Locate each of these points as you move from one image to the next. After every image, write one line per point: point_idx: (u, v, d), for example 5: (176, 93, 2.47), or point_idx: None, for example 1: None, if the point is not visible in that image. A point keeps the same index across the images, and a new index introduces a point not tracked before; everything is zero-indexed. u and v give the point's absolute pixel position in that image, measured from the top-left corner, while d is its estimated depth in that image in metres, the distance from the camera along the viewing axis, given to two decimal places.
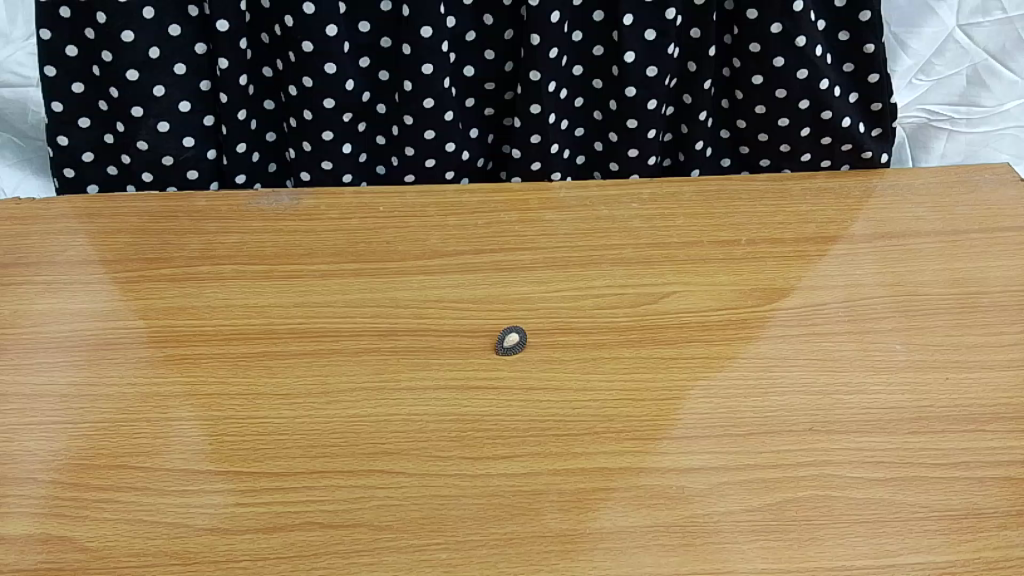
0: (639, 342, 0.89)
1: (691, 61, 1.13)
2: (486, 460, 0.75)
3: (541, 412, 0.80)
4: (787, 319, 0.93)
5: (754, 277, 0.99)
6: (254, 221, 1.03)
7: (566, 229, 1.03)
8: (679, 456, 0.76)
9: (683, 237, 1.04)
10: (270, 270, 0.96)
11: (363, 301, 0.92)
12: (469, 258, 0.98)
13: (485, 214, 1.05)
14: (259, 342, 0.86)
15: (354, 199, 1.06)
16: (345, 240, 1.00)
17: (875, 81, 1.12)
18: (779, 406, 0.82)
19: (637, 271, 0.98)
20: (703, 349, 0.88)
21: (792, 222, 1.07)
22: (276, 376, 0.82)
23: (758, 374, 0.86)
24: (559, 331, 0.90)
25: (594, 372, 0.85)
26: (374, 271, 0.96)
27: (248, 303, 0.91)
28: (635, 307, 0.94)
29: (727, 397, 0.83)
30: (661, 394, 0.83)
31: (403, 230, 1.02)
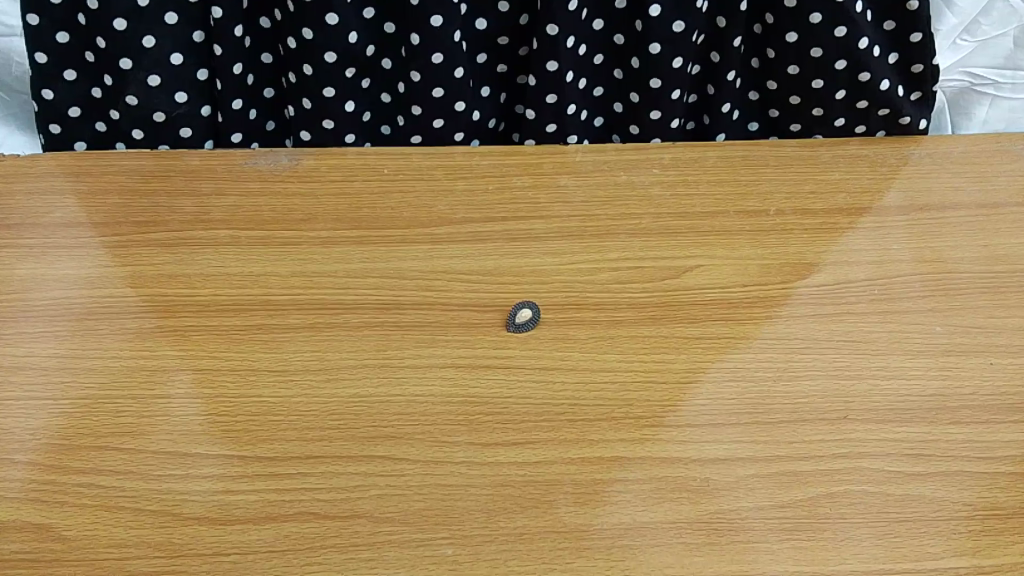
0: (660, 319, 0.83)
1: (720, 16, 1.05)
2: (494, 446, 0.70)
3: (554, 394, 0.75)
4: (819, 298, 0.87)
5: (783, 250, 0.92)
6: (251, 183, 0.97)
7: (581, 196, 0.97)
8: (703, 445, 0.71)
9: (707, 207, 0.97)
10: (266, 236, 0.90)
11: (365, 271, 0.86)
12: (479, 226, 0.92)
13: (495, 179, 0.98)
14: (254, 313, 0.81)
15: (357, 160, 1.00)
16: (347, 205, 0.94)
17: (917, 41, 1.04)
18: (809, 391, 0.77)
19: (657, 243, 0.92)
20: (729, 329, 0.82)
21: (823, 192, 1.00)
22: (272, 351, 0.77)
23: (787, 356, 0.80)
24: (575, 307, 0.84)
25: (612, 352, 0.79)
26: (377, 239, 0.90)
27: (242, 272, 0.86)
28: (656, 282, 0.88)
29: (754, 380, 0.77)
30: (682, 376, 0.77)
31: (409, 195, 0.96)
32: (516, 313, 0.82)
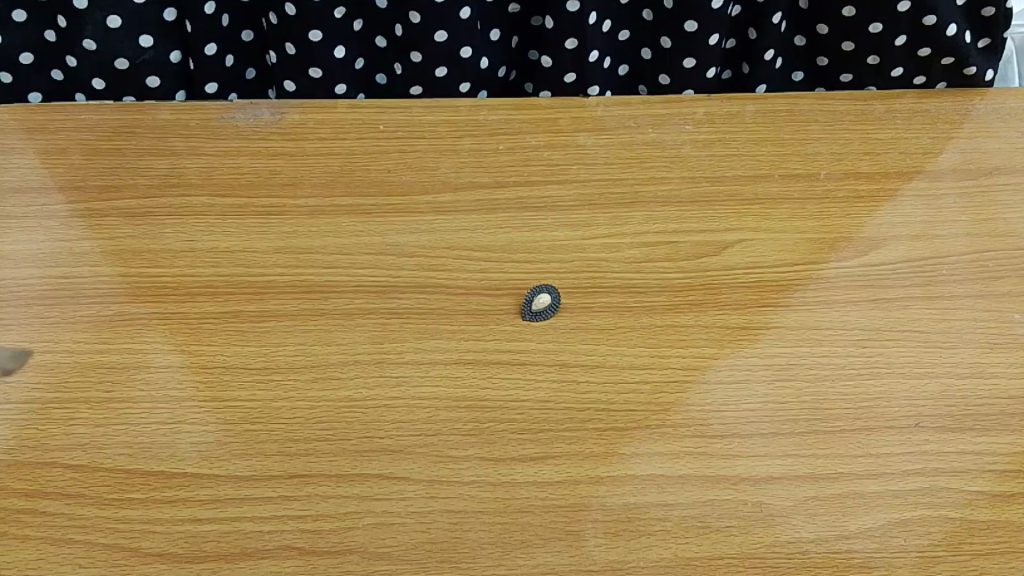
0: (699, 305, 0.72)
1: None
2: (510, 463, 0.59)
3: (579, 397, 0.64)
4: (879, 280, 0.76)
5: (837, 222, 0.81)
6: (226, 141, 0.84)
7: (605, 157, 0.85)
8: (753, 460, 0.61)
9: (748, 170, 0.85)
10: (245, 204, 0.78)
11: (358, 246, 0.75)
12: (488, 193, 0.81)
13: (507, 137, 0.86)
14: (229, 297, 0.70)
15: (348, 114, 0.87)
16: (337, 167, 0.82)
17: None
18: (872, 393, 0.66)
19: (693, 213, 0.81)
20: (779, 318, 0.71)
21: (879, 153, 0.88)
22: (249, 345, 0.66)
23: (847, 350, 0.69)
24: (600, 290, 0.73)
25: (644, 344, 0.69)
26: (372, 210, 0.78)
27: (217, 247, 0.74)
28: (693, 260, 0.76)
29: (808, 379, 0.67)
30: (726, 374, 0.67)
31: (407, 155, 0.84)
32: (534, 296, 0.71)
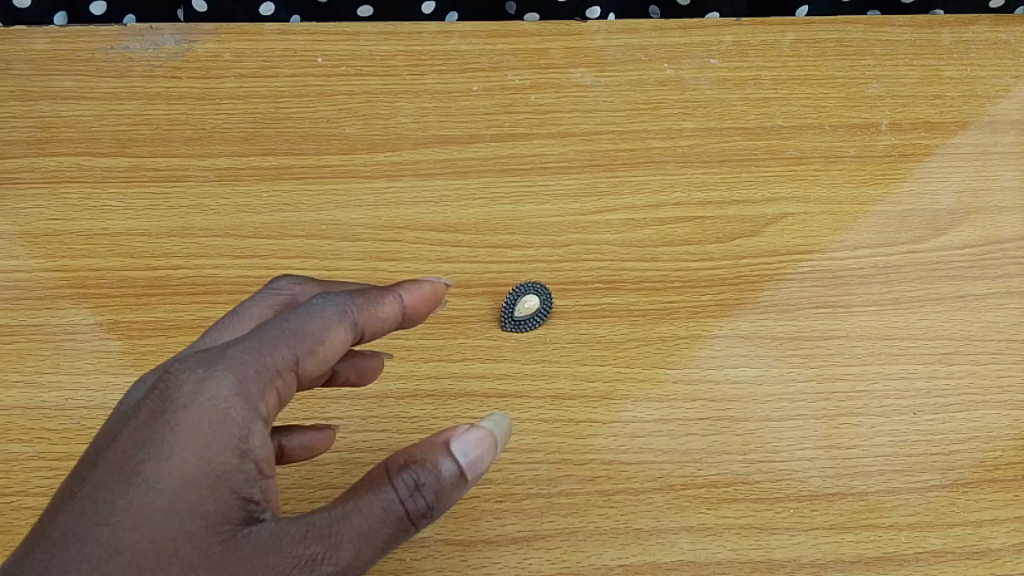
0: (734, 307, 0.55)
1: None
2: (483, 548, 0.44)
3: (578, 444, 0.47)
4: (964, 268, 0.58)
5: (905, 189, 0.63)
6: (116, 81, 0.65)
7: (608, 101, 0.66)
8: (814, 537, 0.45)
9: (791, 117, 0.67)
10: (136, 168, 0.60)
11: (284, 226, 0.56)
12: (458, 151, 0.62)
13: (482, 73, 0.66)
14: (104, 304, 0.52)
15: (276, 43, 0.67)
16: (259, 116, 0.63)
17: None
18: (965, 430, 0.50)
19: (723, 177, 0.62)
20: (840, 325, 0.54)
21: (952, 96, 0.70)
22: (128, 374, 0.49)
23: (929, 369, 0.52)
24: (602, 286, 0.55)
25: (663, 362, 0.51)
26: (305, 175, 0.59)
27: (92, 230, 0.56)
28: (724, 242, 0.58)
29: (881, 415, 0.50)
30: (773, 408, 0.50)
31: (352, 99, 0.64)
32: (516, 301, 0.53)
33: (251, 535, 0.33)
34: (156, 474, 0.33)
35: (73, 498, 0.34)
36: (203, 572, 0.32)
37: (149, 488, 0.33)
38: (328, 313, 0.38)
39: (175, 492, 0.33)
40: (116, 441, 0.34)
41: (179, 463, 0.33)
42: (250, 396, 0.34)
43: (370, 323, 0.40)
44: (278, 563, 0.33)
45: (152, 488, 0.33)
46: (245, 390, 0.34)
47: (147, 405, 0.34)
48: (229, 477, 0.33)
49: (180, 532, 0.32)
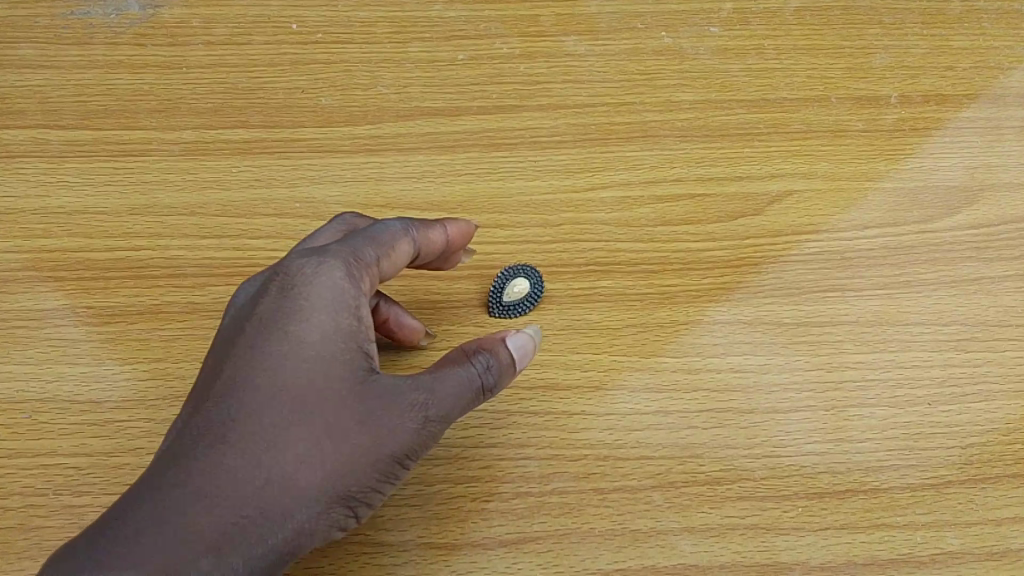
0: (737, 291, 0.51)
1: None
2: (469, 552, 0.40)
3: (571, 438, 0.44)
4: (980, 249, 0.55)
5: (916, 164, 0.60)
6: (76, 48, 0.61)
7: (603, 71, 0.62)
8: (824, 538, 0.42)
9: (796, 89, 0.63)
10: (95, 141, 0.55)
11: (256, 204, 0.53)
12: (443, 124, 0.58)
13: (468, 41, 0.63)
14: (59, 288, 0.48)
15: (249, 9, 0.63)
16: (229, 86, 0.59)
17: None
18: (983, 421, 0.47)
19: (724, 152, 0.59)
20: (849, 309, 0.51)
21: (963, 67, 0.66)
22: (84, 363, 0.45)
23: (944, 357, 0.49)
24: (597, 268, 0.52)
25: (661, 350, 0.48)
26: (278, 150, 0.56)
27: (48, 208, 0.52)
28: (726, 220, 0.55)
29: (894, 406, 0.47)
30: (780, 398, 0.47)
31: (329, 68, 0.60)
32: (505, 283, 0.50)
33: (378, 386, 0.36)
34: (299, 333, 0.36)
35: (208, 383, 0.36)
36: (350, 407, 0.35)
37: (281, 354, 0.36)
38: (398, 230, 0.42)
39: (307, 354, 0.36)
40: (250, 320, 0.37)
41: (319, 322, 0.36)
42: (352, 278, 0.38)
43: (425, 244, 0.43)
44: (401, 405, 0.36)
45: (293, 350, 0.36)
46: (354, 274, 0.38)
47: (271, 289, 0.38)
48: (355, 334, 0.37)
49: (316, 386, 0.35)
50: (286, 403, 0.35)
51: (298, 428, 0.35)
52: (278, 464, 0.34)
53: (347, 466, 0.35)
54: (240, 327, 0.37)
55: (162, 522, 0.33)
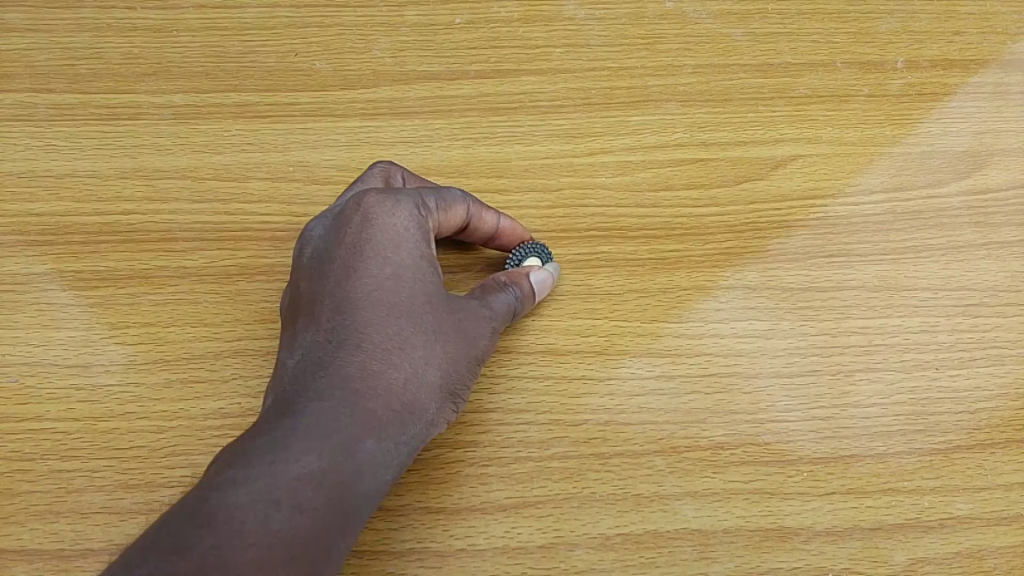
0: (740, 256, 0.50)
1: None
2: (468, 518, 0.39)
3: (571, 403, 0.43)
4: (988, 215, 0.54)
5: (923, 130, 0.58)
6: (63, 11, 0.59)
7: (603, 35, 0.61)
8: (830, 503, 0.41)
9: (801, 54, 0.62)
10: (82, 106, 0.54)
11: (248, 168, 0.51)
12: (440, 89, 0.57)
13: (465, 4, 0.61)
14: (47, 252, 0.47)
15: None
16: (220, 50, 0.57)
17: None
18: (991, 386, 0.46)
19: (727, 117, 0.57)
20: (855, 275, 0.50)
21: (971, 33, 0.65)
22: (72, 329, 0.44)
23: (951, 323, 0.48)
24: (597, 234, 0.51)
25: (663, 315, 0.47)
26: (271, 114, 0.54)
27: (35, 173, 0.51)
28: (729, 186, 0.54)
29: (901, 370, 0.46)
30: (784, 363, 0.46)
31: (323, 32, 0.59)
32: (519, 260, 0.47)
33: (459, 301, 0.41)
34: (393, 258, 0.40)
35: (313, 308, 0.40)
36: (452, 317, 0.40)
37: (382, 275, 0.40)
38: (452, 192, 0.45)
39: (404, 275, 0.40)
40: (338, 250, 0.41)
41: (407, 250, 0.41)
42: (419, 223, 0.42)
43: (476, 221, 0.46)
44: (481, 318, 0.41)
45: (393, 271, 0.40)
46: (423, 212, 0.42)
47: (352, 223, 0.41)
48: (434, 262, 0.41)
49: (419, 299, 0.40)
50: (400, 315, 0.39)
51: (414, 335, 0.39)
52: (405, 363, 0.38)
53: (456, 364, 0.40)
54: (331, 255, 0.41)
55: (317, 414, 0.36)
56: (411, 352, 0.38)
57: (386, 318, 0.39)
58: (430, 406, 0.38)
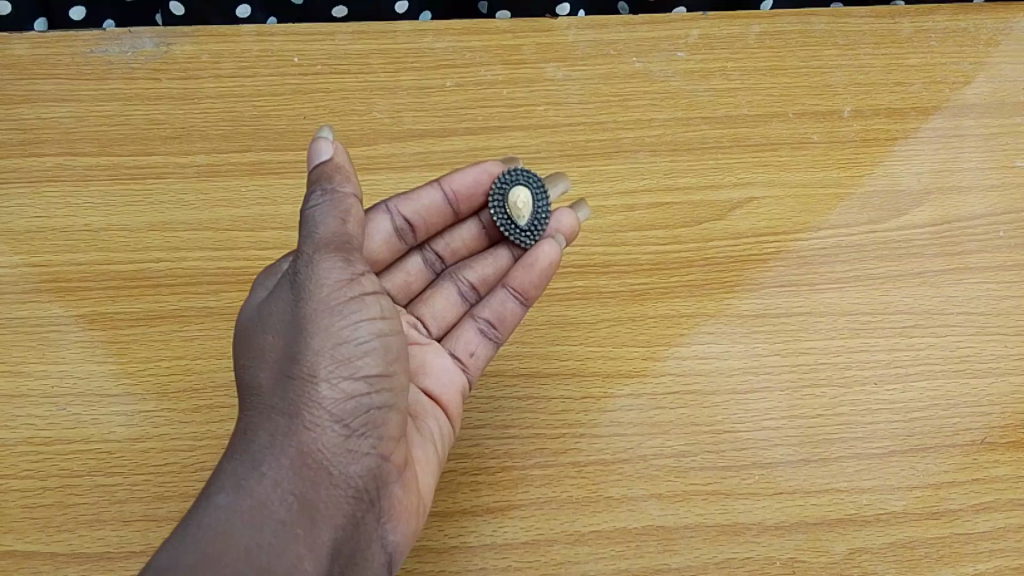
0: (701, 288, 0.56)
1: None
2: (460, 519, 0.45)
3: (551, 418, 0.49)
4: (924, 247, 0.60)
5: (865, 172, 0.65)
6: (97, 83, 0.66)
7: (578, 94, 0.68)
8: (778, 501, 0.46)
9: (756, 106, 0.69)
10: (116, 167, 0.61)
11: (263, 218, 0.58)
12: (433, 145, 0.64)
13: (456, 70, 0.68)
14: (88, 295, 0.54)
15: (254, 45, 0.69)
16: (237, 114, 0.64)
17: None
18: (924, 398, 0.52)
19: (689, 164, 0.64)
20: (803, 302, 0.56)
21: (912, 84, 0.72)
22: (111, 362, 0.50)
23: (889, 343, 0.54)
24: (574, 270, 0.57)
25: (633, 341, 0.53)
26: (283, 170, 0.61)
27: (75, 227, 0.57)
28: (691, 225, 0.60)
29: (844, 385, 0.52)
30: (739, 380, 0.52)
31: (328, 96, 0.66)
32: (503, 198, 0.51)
33: (290, 303, 0.40)
34: (243, 338, 0.41)
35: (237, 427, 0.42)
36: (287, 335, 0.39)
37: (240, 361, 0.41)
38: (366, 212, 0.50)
39: (251, 342, 0.41)
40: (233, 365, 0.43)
41: (247, 322, 0.42)
42: None
43: (411, 206, 0.50)
44: (309, 296, 0.39)
45: (244, 349, 0.41)
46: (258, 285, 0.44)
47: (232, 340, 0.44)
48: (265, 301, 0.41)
49: (249, 338, 0.41)
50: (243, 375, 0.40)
51: (253, 383, 0.40)
52: (251, 412, 0.39)
53: (294, 360, 0.39)
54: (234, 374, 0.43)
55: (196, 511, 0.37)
56: (255, 396, 0.39)
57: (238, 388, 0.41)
58: (288, 416, 0.38)
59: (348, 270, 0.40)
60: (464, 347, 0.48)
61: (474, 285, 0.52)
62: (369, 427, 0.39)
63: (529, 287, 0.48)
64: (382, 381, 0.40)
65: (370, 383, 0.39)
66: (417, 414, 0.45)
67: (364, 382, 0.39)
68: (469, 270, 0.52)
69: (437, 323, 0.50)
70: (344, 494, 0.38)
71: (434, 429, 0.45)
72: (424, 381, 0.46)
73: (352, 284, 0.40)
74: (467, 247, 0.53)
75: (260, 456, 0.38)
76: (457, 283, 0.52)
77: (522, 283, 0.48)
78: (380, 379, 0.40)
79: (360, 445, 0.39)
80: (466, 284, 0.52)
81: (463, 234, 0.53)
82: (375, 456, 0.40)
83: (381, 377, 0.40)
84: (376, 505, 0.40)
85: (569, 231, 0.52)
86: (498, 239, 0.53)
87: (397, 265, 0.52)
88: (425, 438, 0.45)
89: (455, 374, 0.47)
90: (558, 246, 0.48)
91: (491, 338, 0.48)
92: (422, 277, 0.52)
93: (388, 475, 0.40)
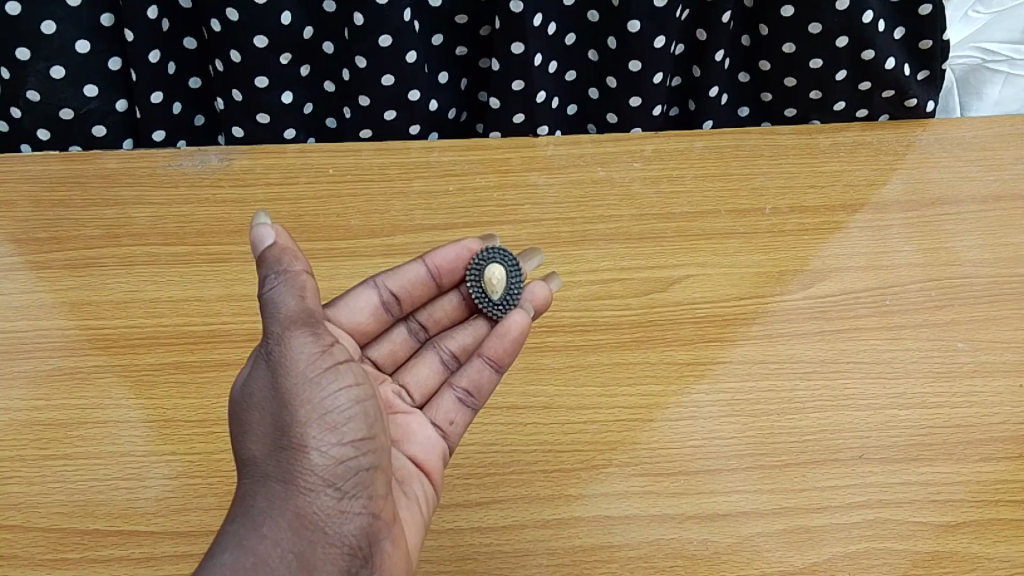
0: (646, 343, 0.72)
1: (699, 27, 0.96)
2: (455, 509, 0.62)
3: (525, 438, 0.65)
4: (824, 310, 0.76)
5: (783, 253, 0.81)
6: (171, 190, 0.83)
7: (554, 196, 0.85)
8: (697, 499, 0.62)
9: (695, 206, 0.84)
10: (191, 254, 0.78)
11: None
12: (438, 235, 0.81)
13: (458, 177, 0.86)
14: (173, 349, 0.70)
15: (297, 159, 0.86)
16: (285, 215, 0.81)
17: (927, 47, 0.94)
18: (815, 425, 0.67)
19: (643, 249, 0.80)
20: (729, 353, 0.72)
21: (824, 186, 0.87)
22: (190, 398, 0.67)
23: (794, 383, 0.70)
24: (545, 329, 0.72)
25: (591, 383, 0.69)
26: (321, 254, 0.79)
27: (161, 298, 0.74)
28: (641, 295, 0.76)
29: (755, 415, 0.67)
30: (673, 412, 0.67)
31: (355, 199, 0.84)
32: (482, 271, 0.68)
33: (276, 386, 0.53)
34: (238, 422, 0.54)
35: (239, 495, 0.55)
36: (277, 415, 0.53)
37: (239, 442, 0.54)
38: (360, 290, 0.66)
39: (247, 425, 0.54)
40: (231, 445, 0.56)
41: (240, 409, 0.54)
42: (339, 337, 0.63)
43: (397, 282, 0.66)
44: (291, 373, 0.53)
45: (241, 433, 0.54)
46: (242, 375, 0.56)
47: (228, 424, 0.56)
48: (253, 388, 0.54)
49: (241, 419, 0.54)
50: (241, 451, 0.54)
51: (253, 456, 0.53)
52: (251, 482, 0.52)
53: (289, 434, 0.52)
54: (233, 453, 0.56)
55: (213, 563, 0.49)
56: (254, 469, 0.53)
57: (239, 464, 0.54)
58: (286, 484, 0.52)
59: (319, 344, 0.54)
60: (445, 416, 0.63)
61: (454, 352, 0.68)
62: (356, 487, 0.53)
63: (502, 355, 0.63)
64: (362, 444, 0.53)
65: (355, 448, 0.53)
66: (406, 479, 0.59)
67: (348, 446, 0.53)
68: (449, 341, 0.69)
69: (421, 390, 0.66)
70: (340, 550, 0.51)
71: (418, 490, 0.59)
72: (412, 446, 0.61)
73: (323, 357, 0.54)
74: (445, 314, 0.70)
75: (263, 518, 0.51)
76: (440, 352, 0.68)
77: (496, 351, 0.63)
78: (362, 442, 0.53)
79: (351, 505, 0.52)
80: (446, 352, 0.68)
81: (445, 304, 0.70)
82: (364, 514, 0.53)
83: (360, 442, 0.53)
84: (367, 558, 0.53)
85: (540, 300, 0.67)
86: (473, 309, 0.70)
87: (385, 337, 0.69)
88: (411, 499, 0.58)
89: (437, 439, 0.62)
90: (525, 315, 0.63)
91: (468, 404, 0.64)
92: (405, 344, 0.69)
93: (378, 530, 0.54)
